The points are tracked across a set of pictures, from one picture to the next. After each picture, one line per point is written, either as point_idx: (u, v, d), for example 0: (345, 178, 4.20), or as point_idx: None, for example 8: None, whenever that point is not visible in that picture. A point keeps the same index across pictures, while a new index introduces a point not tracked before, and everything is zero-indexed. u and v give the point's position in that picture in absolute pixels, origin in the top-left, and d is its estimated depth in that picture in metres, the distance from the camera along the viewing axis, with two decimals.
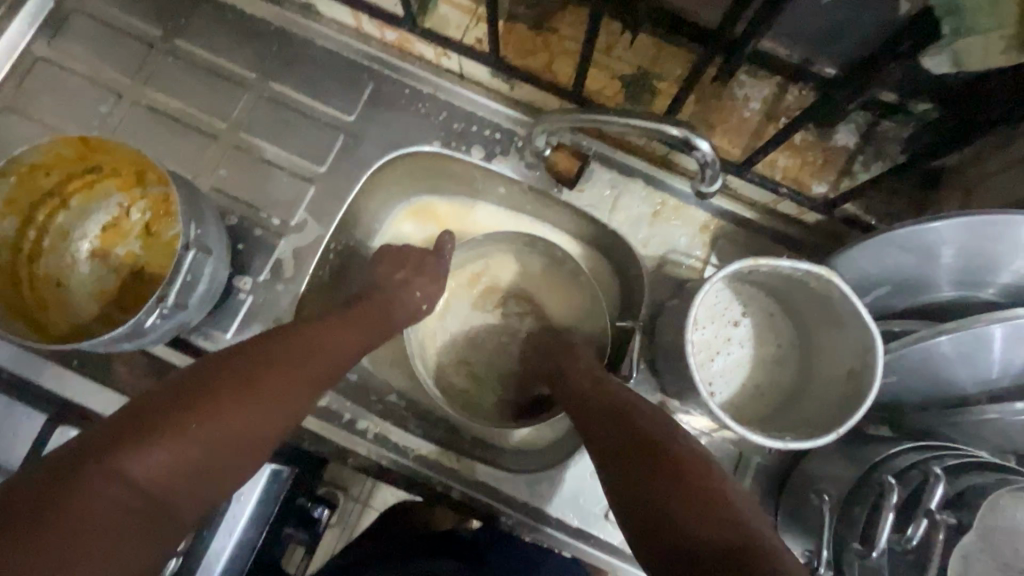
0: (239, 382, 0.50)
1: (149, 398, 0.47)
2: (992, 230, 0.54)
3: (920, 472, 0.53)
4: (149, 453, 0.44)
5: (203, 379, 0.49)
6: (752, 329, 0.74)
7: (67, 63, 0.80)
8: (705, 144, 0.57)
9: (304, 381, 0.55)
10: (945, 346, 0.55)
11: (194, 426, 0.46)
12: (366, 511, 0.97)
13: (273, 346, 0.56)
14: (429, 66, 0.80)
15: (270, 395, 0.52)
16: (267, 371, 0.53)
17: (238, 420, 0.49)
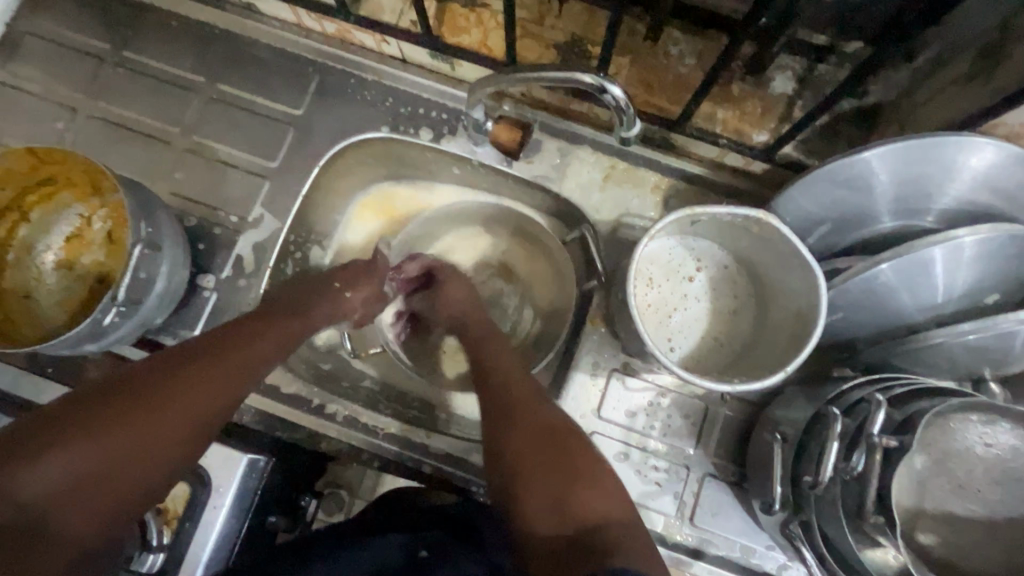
0: (141, 402, 0.52)
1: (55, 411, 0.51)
2: (920, 153, 0.55)
3: (866, 403, 0.54)
4: (40, 471, 0.47)
5: (111, 396, 0.52)
6: (707, 284, 0.74)
7: (22, 83, 0.83)
8: (616, 88, 0.58)
9: (208, 401, 0.56)
10: (886, 273, 0.56)
11: (86, 446, 0.49)
12: (356, 500, 0.99)
13: (193, 362, 0.57)
14: (372, 54, 0.82)
15: (169, 417, 0.53)
16: (178, 387, 0.54)
17: (133, 442, 0.51)
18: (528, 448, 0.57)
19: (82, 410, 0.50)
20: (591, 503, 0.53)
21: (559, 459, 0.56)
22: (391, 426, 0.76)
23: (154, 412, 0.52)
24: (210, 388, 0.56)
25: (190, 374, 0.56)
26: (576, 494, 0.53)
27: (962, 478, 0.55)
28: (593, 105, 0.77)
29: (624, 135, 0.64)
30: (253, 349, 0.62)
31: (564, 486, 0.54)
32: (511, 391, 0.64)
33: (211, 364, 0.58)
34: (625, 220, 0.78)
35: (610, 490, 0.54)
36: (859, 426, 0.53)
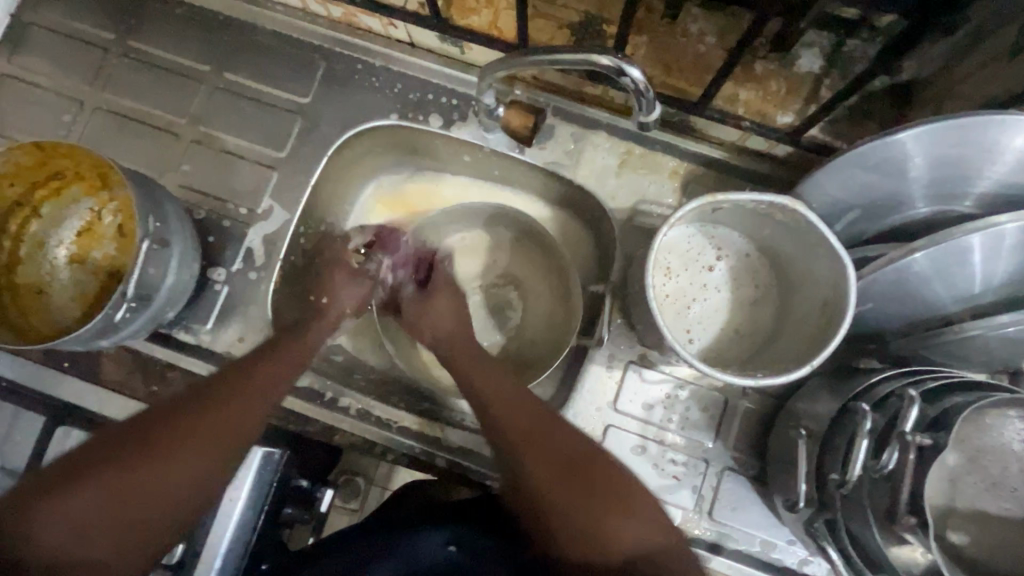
0: (169, 432, 0.53)
1: (88, 446, 0.52)
2: (958, 135, 0.52)
3: (897, 398, 0.51)
4: (64, 510, 0.48)
5: (142, 428, 0.53)
6: (728, 273, 0.72)
7: (29, 76, 0.82)
8: (635, 70, 0.54)
9: (228, 433, 0.55)
10: (920, 262, 0.53)
11: (109, 483, 0.49)
12: (372, 490, 0.99)
13: (216, 391, 0.57)
14: (379, 38, 0.79)
15: (188, 453, 0.53)
16: (201, 418, 0.54)
17: (150, 475, 0.51)
18: (560, 477, 0.55)
19: (101, 451, 0.51)
20: (631, 534, 0.53)
21: (589, 482, 0.55)
22: (404, 420, 0.75)
23: (171, 448, 0.52)
24: (223, 420, 0.55)
25: (205, 411, 0.55)
26: (611, 521, 0.53)
27: (998, 476, 0.53)
28: (609, 88, 0.73)
29: (643, 120, 0.61)
30: (267, 379, 0.60)
31: (602, 511, 0.54)
32: (549, 403, 0.61)
33: (226, 398, 0.57)
34: (641, 207, 0.75)
35: (647, 509, 0.54)
36: (890, 423, 0.51)
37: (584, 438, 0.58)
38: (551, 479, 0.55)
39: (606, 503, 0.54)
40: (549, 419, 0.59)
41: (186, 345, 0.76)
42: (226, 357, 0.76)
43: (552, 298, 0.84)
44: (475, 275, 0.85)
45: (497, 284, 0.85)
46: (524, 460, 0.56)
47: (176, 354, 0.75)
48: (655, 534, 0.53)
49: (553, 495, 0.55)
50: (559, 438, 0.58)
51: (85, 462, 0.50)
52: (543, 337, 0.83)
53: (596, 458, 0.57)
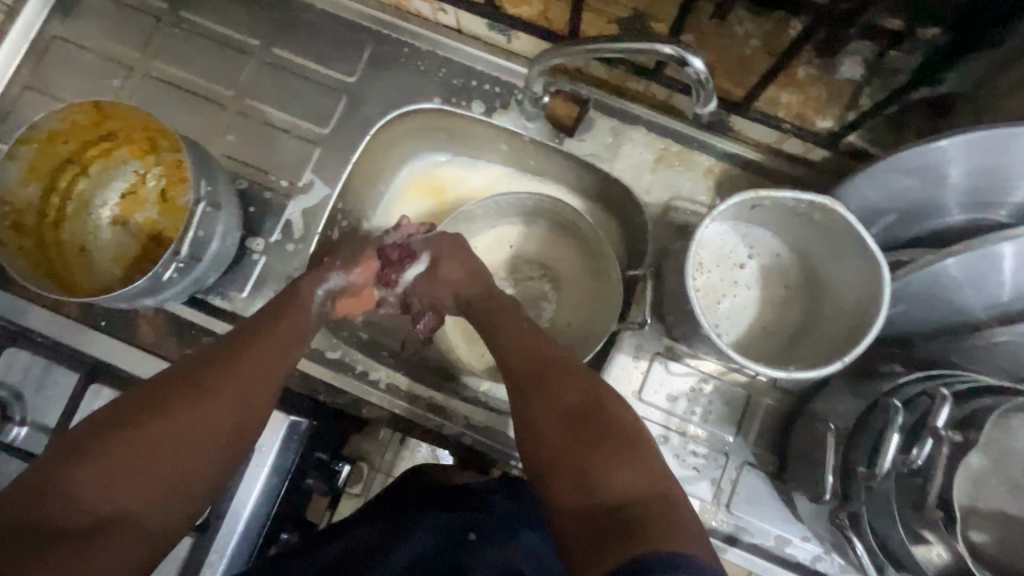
0: (195, 385, 0.55)
1: (110, 412, 0.52)
2: (998, 146, 0.53)
3: (927, 396, 0.53)
4: (83, 463, 0.48)
5: (166, 387, 0.54)
6: (758, 272, 0.73)
7: (80, 41, 0.83)
8: (698, 60, 0.56)
9: (250, 381, 0.58)
10: (952, 268, 0.55)
11: (139, 432, 0.50)
12: (385, 478, 1.00)
13: (230, 352, 0.59)
14: (427, 23, 0.81)
15: (202, 408, 0.54)
16: (223, 372, 0.57)
17: (166, 429, 0.51)
18: (575, 428, 0.54)
19: (117, 415, 0.51)
20: (624, 476, 0.50)
21: (604, 444, 0.52)
22: (433, 396, 0.77)
23: (187, 404, 0.53)
24: (231, 377, 0.57)
25: (216, 375, 0.56)
26: (609, 463, 0.51)
27: (1020, 478, 0.54)
28: (651, 85, 0.75)
29: (700, 111, 0.62)
30: (275, 342, 0.62)
31: (604, 465, 0.51)
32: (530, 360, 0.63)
33: (234, 360, 0.58)
34: (676, 203, 0.77)
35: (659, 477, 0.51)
36: (920, 420, 0.52)
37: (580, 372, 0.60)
38: (574, 437, 0.54)
39: (617, 445, 0.52)
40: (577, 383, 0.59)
41: (221, 311, 0.77)
42: None
43: (580, 291, 0.86)
44: (508, 262, 0.87)
45: (531, 270, 0.87)
46: (545, 406, 0.57)
47: (211, 319, 0.77)
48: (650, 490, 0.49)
49: (568, 449, 0.53)
50: (566, 394, 0.57)
51: (103, 425, 0.50)
52: (576, 322, 0.84)
53: (612, 405, 0.56)
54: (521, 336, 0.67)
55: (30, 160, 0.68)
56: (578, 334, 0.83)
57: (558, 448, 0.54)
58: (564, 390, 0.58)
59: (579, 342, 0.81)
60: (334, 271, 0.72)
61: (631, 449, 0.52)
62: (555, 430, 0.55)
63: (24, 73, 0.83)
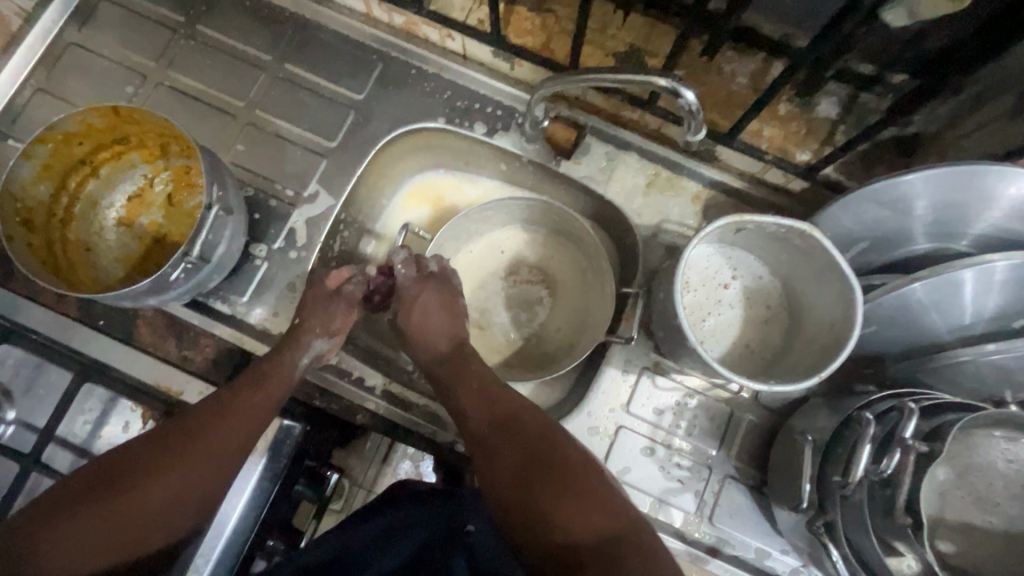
0: (167, 456, 0.56)
1: (87, 474, 0.54)
2: (959, 182, 0.58)
3: (897, 410, 0.56)
4: (54, 541, 0.50)
5: (140, 455, 0.55)
6: (741, 292, 0.77)
7: (96, 48, 0.86)
8: (690, 93, 0.61)
9: (221, 452, 0.58)
10: (919, 292, 0.59)
11: (109, 505, 0.52)
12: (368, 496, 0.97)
13: (206, 416, 0.59)
14: (435, 48, 0.85)
15: (172, 479, 0.55)
16: (195, 441, 0.57)
17: (136, 502, 0.53)
18: (529, 469, 0.57)
19: (109, 470, 0.54)
20: (591, 525, 0.53)
21: (563, 483, 0.55)
22: (427, 403, 0.78)
23: (155, 477, 0.54)
24: (202, 444, 0.57)
25: (187, 441, 0.57)
26: (572, 516, 0.53)
27: (981, 490, 0.58)
28: (644, 114, 0.79)
29: (691, 139, 0.67)
30: (253, 406, 0.62)
31: (563, 504, 0.54)
32: (488, 412, 0.62)
33: (208, 427, 0.59)
34: (665, 226, 0.81)
35: (617, 510, 0.54)
36: (890, 432, 0.56)
37: (533, 419, 0.61)
38: (524, 475, 0.57)
39: (579, 498, 0.54)
40: (530, 420, 0.60)
41: (220, 315, 0.79)
42: (260, 330, 0.79)
43: (571, 303, 0.89)
44: (503, 272, 0.90)
45: (526, 278, 0.90)
46: (500, 455, 0.59)
47: (210, 322, 0.78)
48: (609, 522, 0.53)
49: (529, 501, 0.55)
50: (528, 442, 0.59)
51: (73, 498, 0.52)
52: (564, 330, 0.88)
53: (568, 459, 0.57)
54: (484, 385, 0.65)
55: (44, 158, 0.69)
56: (568, 339, 0.87)
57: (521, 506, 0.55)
58: (524, 431, 0.60)
59: (568, 351, 0.85)
60: (319, 330, 0.70)
61: (587, 484, 0.55)
62: (511, 477, 0.57)
63: (38, 76, 0.85)
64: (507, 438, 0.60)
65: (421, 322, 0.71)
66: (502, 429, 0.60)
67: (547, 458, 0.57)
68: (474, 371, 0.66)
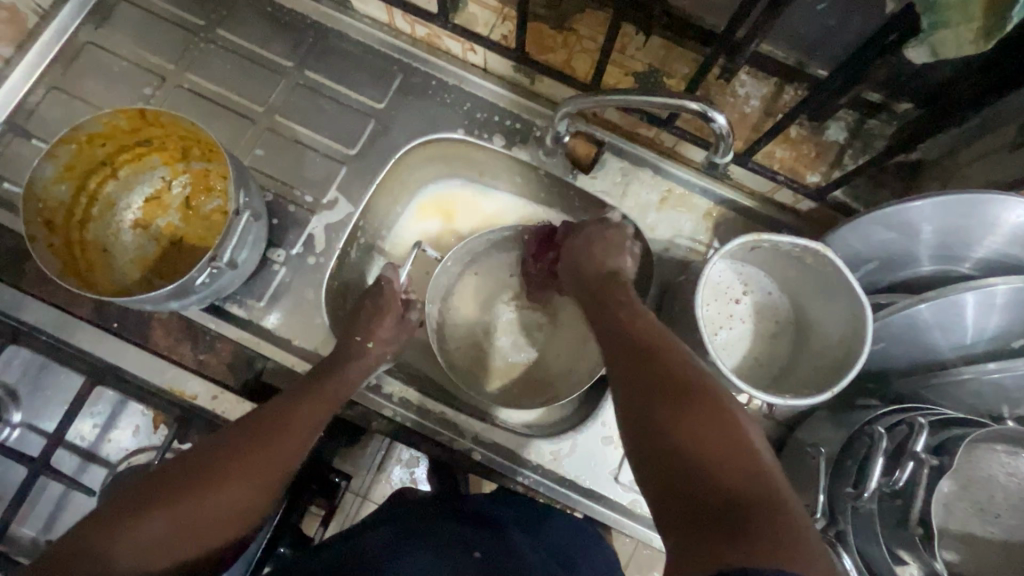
0: (234, 463, 0.59)
1: (159, 476, 0.56)
2: (965, 208, 0.61)
3: (906, 425, 0.59)
4: (130, 536, 0.51)
5: (209, 460, 0.58)
6: (751, 306, 0.80)
7: (113, 47, 0.85)
8: (721, 116, 0.63)
9: (279, 463, 0.61)
10: (925, 313, 0.62)
11: (181, 508, 0.54)
12: (366, 503, 0.97)
13: (266, 425, 0.63)
14: (455, 60, 0.86)
15: (238, 486, 0.58)
16: (257, 448, 0.60)
17: (207, 503, 0.56)
18: (659, 402, 0.49)
19: (181, 474, 0.57)
20: (724, 474, 0.43)
21: (702, 416, 0.47)
22: (443, 411, 0.78)
23: (224, 483, 0.57)
24: (261, 453, 0.60)
25: (255, 447, 0.61)
26: (707, 460, 0.44)
27: (984, 502, 0.61)
28: (661, 133, 0.82)
29: (717, 161, 0.69)
30: (308, 419, 0.65)
31: (698, 443, 0.45)
32: (641, 338, 0.57)
33: (270, 435, 0.62)
34: (677, 240, 0.83)
35: (762, 471, 0.43)
36: (900, 445, 0.58)
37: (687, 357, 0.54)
38: (661, 403, 0.49)
39: (722, 442, 0.45)
40: (667, 363, 0.53)
41: (235, 319, 0.78)
42: (277, 335, 0.79)
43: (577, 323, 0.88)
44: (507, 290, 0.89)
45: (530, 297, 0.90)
46: (634, 381, 0.53)
47: (225, 326, 0.78)
48: (759, 483, 0.42)
49: (659, 427, 0.48)
50: (674, 370, 0.52)
51: (145, 499, 0.54)
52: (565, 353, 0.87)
53: (713, 398, 0.49)
54: (640, 319, 0.61)
55: (67, 159, 0.69)
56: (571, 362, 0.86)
57: (652, 429, 0.48)
58: (671, 361, 0.53)
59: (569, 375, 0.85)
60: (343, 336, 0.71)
61: (730, 430, 0.46)
62: (643, 402, 0.50)
63: (52, 74, 0.84)
64: (649, 367, 0.53)
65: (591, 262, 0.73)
66: (642, 360, 0.54)
67: (682, 398, 0.48)
68: (623, 310, 0.63)
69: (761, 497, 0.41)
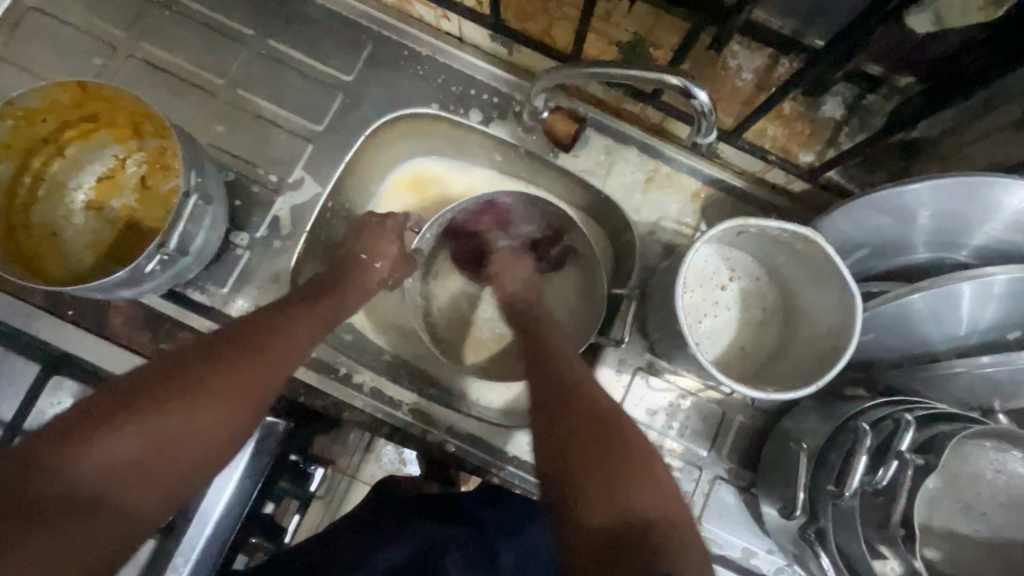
0: (216, 367, 0.52)
1: (129, 377, 0.49)
2: (966, 192, 0.57)
3: (892, 420, 0.56)
4: (92, 451, 0.44)
5: (182, 364, 0.51)
6: (738, 293, 0.77)
7: (60, 13, 0.79)
8: (702, 92, 0.59)
9: (267, 371, 0.55)
10: (918, 303, 0.58)
11: (152, 421, 0.47)
12: (354, 485, 0.95)
13: (250, 335, 0.57)
14: (429, 28, 0.81)
15: (224, 393, 0.51)
16: (242, 355, 0.54)
17: (166, 430, 0.47)
18: (581, 442, 0.53)
19: (150, 376, 0.49)
20: (641, 505, 0.49)
21: (620, 457, 0.52)
22: (416, 402, 0.76)
23: (205, 391, 0.50)
24: (230, 384, 0.52)
25: (238, 353, 0.55)
26: (626, 493, 0.49)
27: (971, 500, 0.58)
28: (646, 108, 0.77)
29: (700, 140, 0.65)
30: (296, 331, 0.60)
31: (618, 476, 0.50)
32: (561, 374, 0.61)
33: (254, 345, 0.56)
34: (662, 223, 0.79)
35: (667, 500, 0.50)
36: (886, 441, 0.56)
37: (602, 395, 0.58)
38: (580, 439, 0.53)
39: (635, 476, 0.51)
40: (598, 407, 0.56)
41: (198, 306, 0.75)
42: None
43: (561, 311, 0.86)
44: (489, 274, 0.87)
45: None
46: (552, 417, 0.57)
47: (187, 313, 0.74)
48: (662, 511, 0.49)
49: (580, 462, 0.52)
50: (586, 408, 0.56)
51: (110, 404, 0.46)
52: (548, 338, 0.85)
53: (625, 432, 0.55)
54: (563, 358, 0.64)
55: (3, 137, 0.64)
56: None
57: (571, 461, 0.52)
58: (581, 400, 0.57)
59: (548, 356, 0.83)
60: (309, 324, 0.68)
61: (640, 465, 0.52)
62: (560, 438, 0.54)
63: None
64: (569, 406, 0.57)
65: (512, 282, 0.78)
66: (563, 399, 0.58)
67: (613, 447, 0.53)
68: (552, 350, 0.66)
69: (671, 529, 0.48)
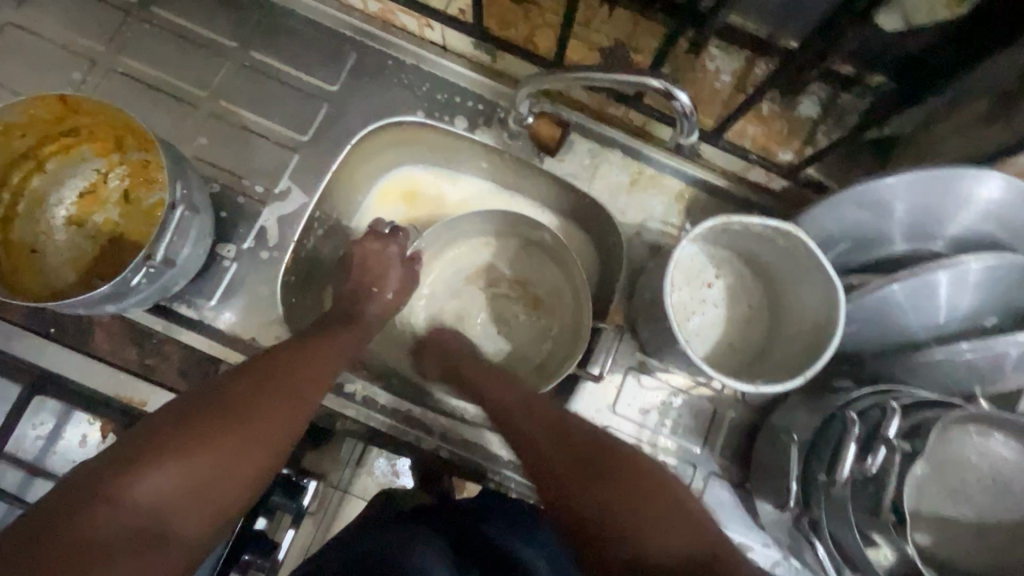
0: (261, 389, 0.55)
1: (181, 404, 0.51)
2: (939, 185, 0.59)
3: (878, 408, 0.58)
4: (152, 474, 0.46)
5: (229, 388, 0.54)
6: (724, 290, 0.78)
7: (37, 28, 0.78)
8: (682, 94, 0.61)
9: (305, 390, 0.58)
10: (897, 293, 0.60)
11: (207, 442, 0.49)
12: (348, 499, 0.93)
13: (287, 356, 0.60)
14: (413, 38, 0.82)
15: (271, 411, 0.54)
16: (282, 376, 0.57)
17: (221, 448, 0.49)
18: (590, 478, 0.53)
19: (201, 402, 0.52)
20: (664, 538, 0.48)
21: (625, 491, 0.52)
22: (409, 410, 0.75)
23: (254, 410, 0.53)
24: (272, 413, 0.54)
25: (280, 374, 0.57)
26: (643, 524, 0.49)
27: (956, 485, 0.60)
28: (629, 110, 0.79)
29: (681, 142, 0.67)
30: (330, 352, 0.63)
31: (640, 511, 0.50)
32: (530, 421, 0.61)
33: (294, 366, 0.59)
34: (648, 224, 0.80)
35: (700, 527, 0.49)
36: (873, 430, 0.57)
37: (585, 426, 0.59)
38: (595, 483, 0.53)
39: (669, 523, 0.50)
40: (586, 442, 0.57)
41: (183, 319, 0.74)
42: (228, 335, 0.74)
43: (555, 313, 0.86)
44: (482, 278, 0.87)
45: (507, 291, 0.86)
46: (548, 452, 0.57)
47: (172, 327, 0.73)
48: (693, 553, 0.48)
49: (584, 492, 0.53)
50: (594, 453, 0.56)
51: (165, 426, 0.49)
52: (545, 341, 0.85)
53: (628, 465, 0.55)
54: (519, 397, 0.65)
55: None
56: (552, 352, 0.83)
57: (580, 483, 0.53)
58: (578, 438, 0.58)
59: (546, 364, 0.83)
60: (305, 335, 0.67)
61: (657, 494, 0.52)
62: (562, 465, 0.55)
63: None
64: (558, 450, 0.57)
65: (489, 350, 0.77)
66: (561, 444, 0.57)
67: (647, 489, 0.52)
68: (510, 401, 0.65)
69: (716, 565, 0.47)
